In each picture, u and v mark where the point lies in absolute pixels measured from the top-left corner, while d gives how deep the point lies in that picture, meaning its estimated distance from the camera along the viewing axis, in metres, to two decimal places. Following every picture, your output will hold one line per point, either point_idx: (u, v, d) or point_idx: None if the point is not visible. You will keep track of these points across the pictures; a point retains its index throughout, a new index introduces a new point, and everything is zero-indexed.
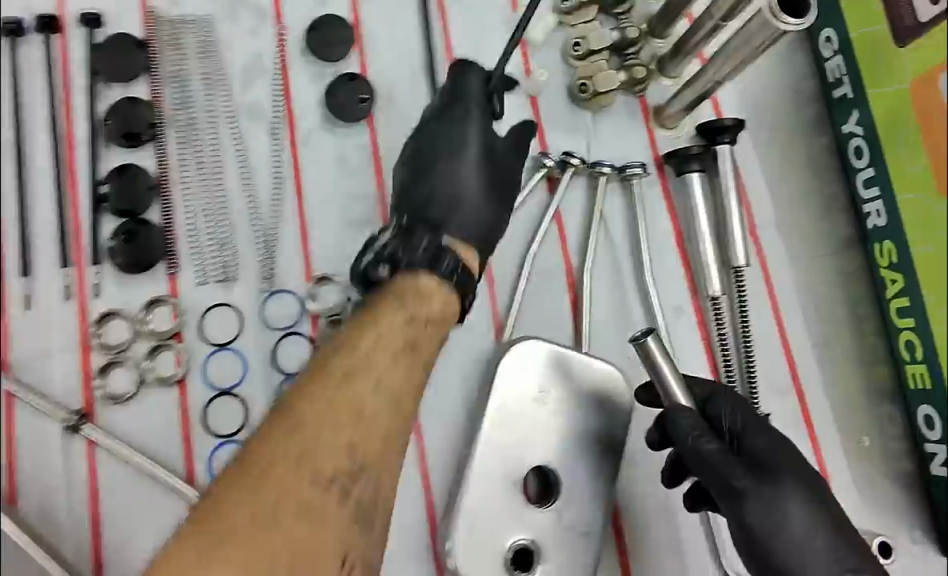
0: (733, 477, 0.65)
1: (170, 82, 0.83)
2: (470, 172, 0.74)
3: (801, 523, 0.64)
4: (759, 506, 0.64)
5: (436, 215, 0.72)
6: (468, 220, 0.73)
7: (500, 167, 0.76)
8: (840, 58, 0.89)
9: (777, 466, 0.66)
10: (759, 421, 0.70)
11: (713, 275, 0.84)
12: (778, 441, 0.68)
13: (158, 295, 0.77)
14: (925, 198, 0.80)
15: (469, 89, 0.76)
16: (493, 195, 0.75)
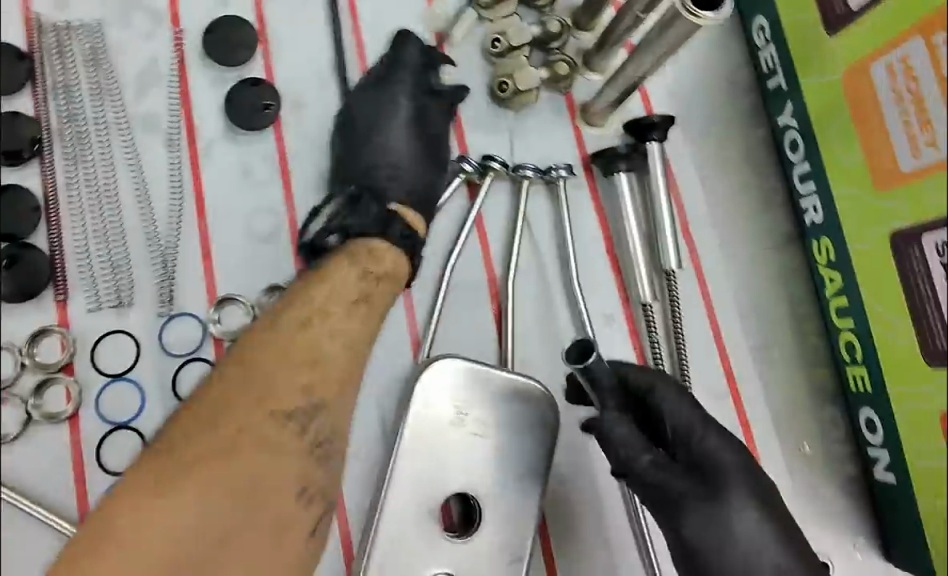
0: (672, 489, 0.60)
1: (56, 92, 0.77)
2: (414, 139, 0.77)
3: (747, 536, 0.59)
4: (700, 518, 0.60)
5: (373, 180, 0.75)
6: (412, 182, 0.76)
7: (437, 133, 0.79)
8: (772, 48, 0.86)
9: (722, 474, 0.61)
10: (704, 417, 0.63)
11: (643, 282, 0.80)
12: (725, 441, 0.63)
13: (44, 325, 0.72)
14: (860, 191, 0.76)
15: (406, 63, 0.78)
16: (433, 165, 0.78)
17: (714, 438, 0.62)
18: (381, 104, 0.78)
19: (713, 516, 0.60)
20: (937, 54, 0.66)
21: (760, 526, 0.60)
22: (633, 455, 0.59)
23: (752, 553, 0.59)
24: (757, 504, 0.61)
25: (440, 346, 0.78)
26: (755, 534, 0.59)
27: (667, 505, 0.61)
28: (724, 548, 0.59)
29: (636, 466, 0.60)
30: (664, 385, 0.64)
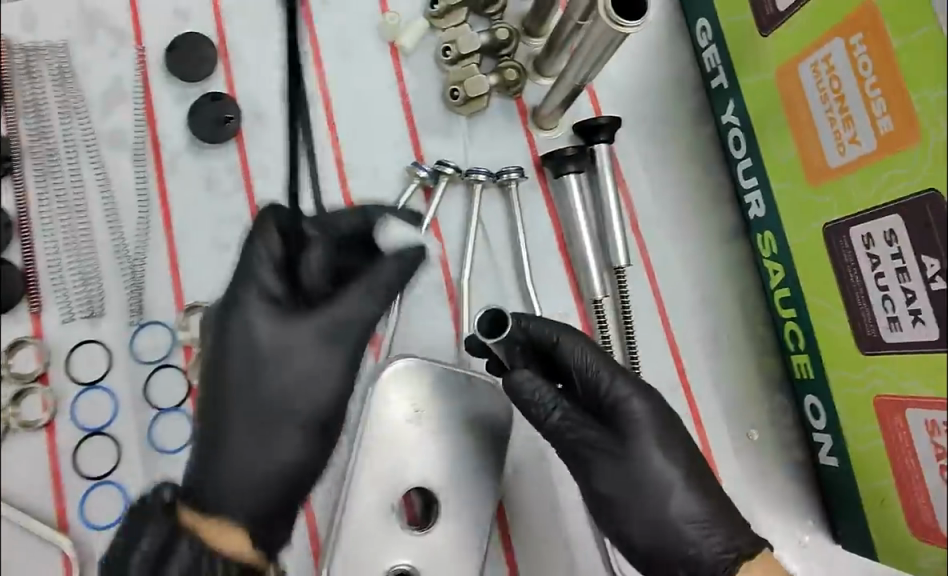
0: (584, 446, 0.68)
1: (26, 111, 0.81)
2: (261, 397, 0.66)
3: (655, 482, 0.67)
4: (611, 468, 0.67)
5: (263, 376, 0.66)
6: (270, 462, 0.65)
7: (312, 365, 0.67)
8: (714, 48, 0.90)
9: (630, 421, 0.68)
10: (611, 365, 0.69)
11: (594, 279, 0.84)
12: (633, 388, 0.69)
13: (20, 337, 0.75)
14: (793, 187, 0.80)
15: (254, 259, 0.67)
16: (305, 373, 0.67)
17: (624, 386, 0.69)
18: (231, 338, 0.66)
19: (623, 466, 0.67)
20: (855, 54, 0.70)
21: (667, 470, 0.67)
22: (543, 411, 0.68)
23: (659, 497, 0.66)
24: (664, 447, 0.68)
25: (400, 347, 0.82)
26: (662, 478, 0.67)
27: (582, 457, 0.69)
28: (634, 495, 0.67)
29: (546, 421, 0.69)
30: (569, 336, 0.69)
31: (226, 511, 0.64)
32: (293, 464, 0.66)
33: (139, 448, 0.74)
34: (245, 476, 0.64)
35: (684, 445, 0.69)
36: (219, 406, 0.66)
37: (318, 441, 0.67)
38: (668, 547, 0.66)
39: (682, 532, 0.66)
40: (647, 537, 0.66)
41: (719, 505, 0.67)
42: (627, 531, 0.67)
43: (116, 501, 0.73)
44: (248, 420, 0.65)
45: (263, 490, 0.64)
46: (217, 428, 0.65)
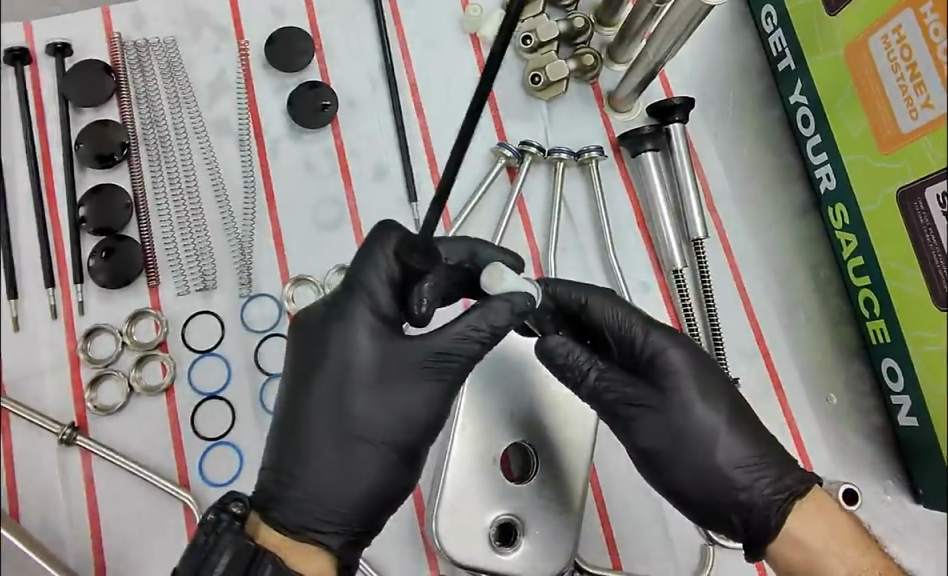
0: (621, 405, 0.69)
1: (139, 102, 0.87)
2: (350, 418, 0.63)
3: (698, 427, 0.67)
4: (654, 421, 0.68)
5: (351, 400, 0.64)
6: (354, 482, 0.63)
7: (405, 394, 0.64)
8: (780, 32, 0.93)
9: (669, 372, 0.69)
10: (642, 319, 0.70)
11: (673, 249, 0.87)
12: (667, 338, 0.70)
13: (140, 308, 0.81)
14: (867, 157, 0.82)
15: (370, 272, 0.64)
16: (398, 403, 0.64)
17: (657, 337, 0.69)
18: (327, 352, 0.65)
19: (666, 418, 0.68)
20: (925, 23, 0.74)
21: (710, 415, 0.67)
22: (579, 372, 0.69)
23: (705, 443, 0.67)
24: (705, 393, 0.68)
25: None
26: (706, 423, 0.67)
27: (623, 416, 0.69)
28: (679, 444, 0.67)
29: (584, 381, 0.69)
30: (596, 297, 0.71)
31: (307, 523, 0.62)
32: (376, 493, 0.64)
33: (252, 411, 0.79)
34: (326, 488, 0.62)
35: (728, 387, 0.69)
36: (305, 414, 0.64)
37: (400, 471, 0.64)
38: (718, 492, 0.67)
39: (729, 477, 0.66)
40: (697, 485, 0.67)
41: (765, 445, 0.68)
42: (676, 483, 0.68)
43: (232, 462, 0.77)
44: (332, 438, 0.63)
45: (340, 505, 0.63)
46: (302, 436, 0.64)
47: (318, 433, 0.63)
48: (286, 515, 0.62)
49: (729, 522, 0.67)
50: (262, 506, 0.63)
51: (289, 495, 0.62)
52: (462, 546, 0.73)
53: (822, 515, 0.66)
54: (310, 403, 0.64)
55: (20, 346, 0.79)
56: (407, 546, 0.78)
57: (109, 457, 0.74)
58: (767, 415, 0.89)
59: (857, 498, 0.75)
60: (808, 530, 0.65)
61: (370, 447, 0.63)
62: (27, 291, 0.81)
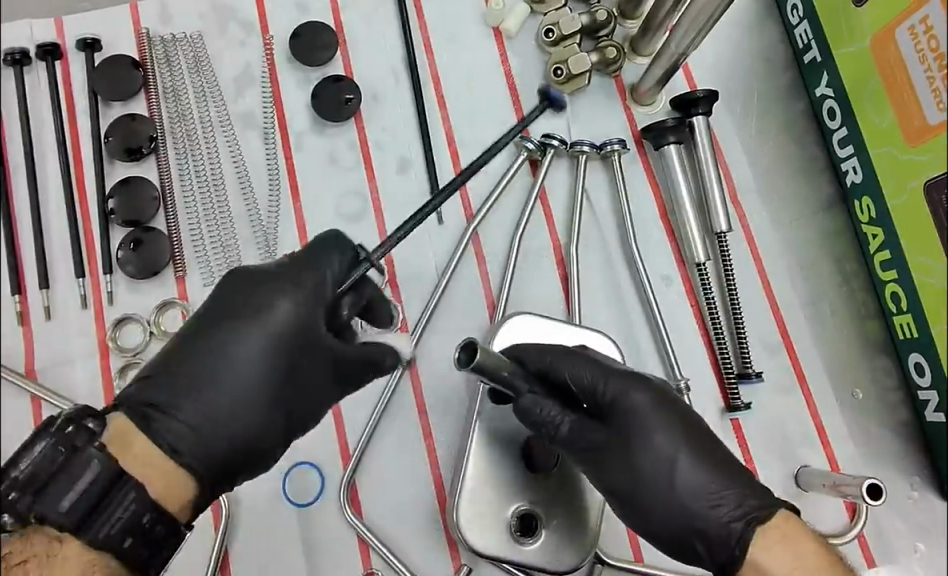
0: (588, 452, 0.67)
1: (166, 96, 0.88)
2: (242, 369, 0.60)
3: (657, 462, 0.65)
4: (616, 461, 0.66)
5: (255, 351, 0.60)
6: (231, 432, 0.60)
7: (304, 363, 0.62)
8: (806, 24, 0.92)
9: (629, 414, 0.66)
10: (601, 367, 0.68)
11: (696, 242, 0.87)
12: (627, 380, 0.67)
13: (167, 298, 0.83)
14: (894, 150, 0.81)
15: (328, 268, 0.62)
16: (292, 372, 0.61)
17: (618, 381, 0.67)
18: (243, 299, 0.61)
19: (627, 458, 0.65)
20: None
21: (670, 449, 0.65)
22: (553, 426, 0.68)
23: (664, 474, 0.65)
24: (666, 429, 0.65)
25: (511, 307, 0.86)
26: (663, 456, 0.65)
27: (593, 461, 0.67)
28: (640, 481, 0.65)
29: (558, 434, 0.68)
30: (561, 357, 0.69)
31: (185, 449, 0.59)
32: (249, 455, 0.62)
33: None
34: (201, 431, 0.59)
35: (686, 418, 0.66)
36: (212, 347, 0.61)
37: (279, 434, 0.63)
38: (679, 524, 0.64)
39: (689, 509, 0.64)
40: (662, 519, 0.65)
41: (729, 475, 0.65)
42: (646, 520, 0.65)
43: None
44: (230, 384, 0.60)
45: (207, 447, 0.60)
46: (187, 370, 0.60)
47: (206, 373, 0.60)
48: (166, 434, 0.59)
49: (695, 550, 0.66)
50: (140, 417, 0.59)
51: (167, 425, 0.59)
52: (483, 537, 0.73)
53: (789, 544, 0.63)
54: (207, 344, 0.61)
55: (52, 335, 0.81)
56: (426, 536, 0.79)
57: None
58: (790, 409, 0.88)
59: (881, 495, 0.73)
60: (775, 560, 0.62)
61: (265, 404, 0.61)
62: (58, 281, 0.83)
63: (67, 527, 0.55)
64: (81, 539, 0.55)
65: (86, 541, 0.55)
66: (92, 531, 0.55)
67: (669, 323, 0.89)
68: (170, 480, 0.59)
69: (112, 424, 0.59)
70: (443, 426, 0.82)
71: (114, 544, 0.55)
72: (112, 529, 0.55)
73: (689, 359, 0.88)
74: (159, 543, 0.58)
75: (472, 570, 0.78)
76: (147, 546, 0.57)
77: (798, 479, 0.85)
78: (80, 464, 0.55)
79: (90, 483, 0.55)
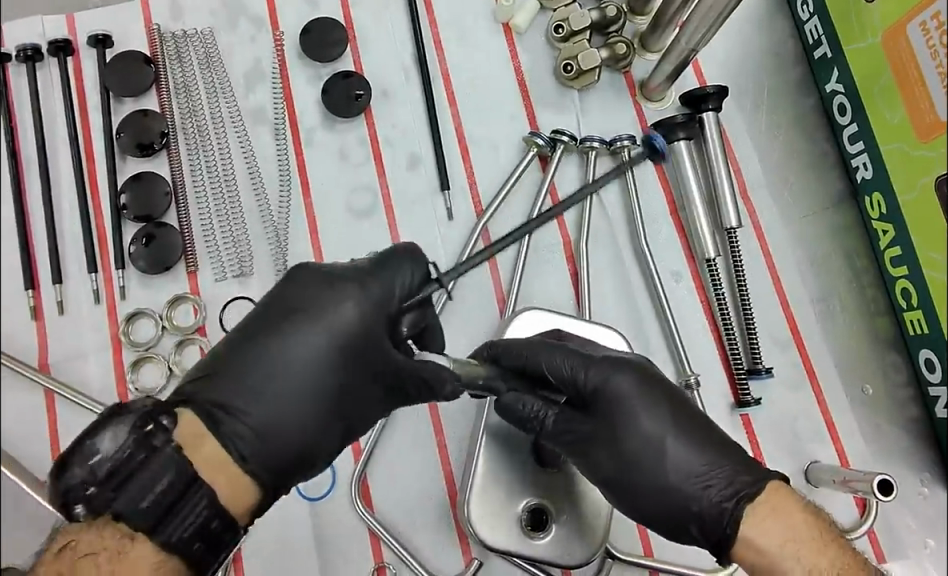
0: (576, 444, 0.68)
1: (177, 92, 0.88)
2: (304, 375, 0.60)
3: (647, 446, 0.65)
4: (604, 449, 0.66)
5: (319, 357, 0.60)
6: (290, 437, 0.60)
7: (368, 373, 0.61)
8: (817, 20, 0.92)
9: (614, 401, 0.66)
10: (580, 355, 0.68)
11: (706, 238, 0.87)
12: (609, 366, 0.67)
13: (179, 293, 0.83)
14: (905, 146, 0.80)
15: (397, 279, 0.62)
16: (352, 381, 0.61)
17: (598, 370, 0.67)
18: (304, 301, 0.61)
19: (615, 443, 0.65)
20: None
21: (657, 432, 0.65)
22: (537, 420, 0.69)
23: (654, 458, 0.64)
24: (654, 413, 0.65)
25: (521, 302, 0.86)
26: (651, 439, 0.64)
27: (580, 451, 0.68)
28: (631, 466, 0.65)
29: (544, 428, 0.69)
30: (536, 350, 0.68)
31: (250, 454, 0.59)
32: (305, 461, 0.62)
33: None
34: (266, 435, 0.60)
35: (671, 399, 0.66)
36: (274, 352, 0.60)
37: (336, 442, 0.62)
38: (675, 507, 0.64)
39: (679, 487, 0.64)
40: (654, 502, 0.65)
41: (718, 454, 0.64)
42: (638, 505, 0.65)
43: None
44: (293, 389, 0.60)
45: (266, 452, 0.60)
46: (250, 373, 0.60)
47: (265, 377, 0.60)
48: (234, 438, 0.59)
49: (690, 532, 0.65)
50: (208, 417, 0.59)
51: (233, 427, 0.59)
52: (493, 530, 0.73)
53: (779, 516, 0.62)
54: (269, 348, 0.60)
55: (65, 330, 0.82)
56: (438, 530, 0.79)
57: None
58: (801, 405, 0.88)
59: (892, 490, 0.73)
60: (764, 532, 0.62)
61: (323, 411, 0.61)
62: (71, 276, 0.83)
63: (143, 525, 0.54)
64: (154, 539, 0.55)
65: (159, 541, 0.55)
66: (165, 531, 0.55)
67: (679, 318, 0.89)
68: (238, 484, 0.59)
69: (180, 422, 0.58)
70: (454, 422, 0.82)
71: (183, 547, 0.55)
72: (186, 531, 0.55)
73: (699, 355, 0.88)
74: (222, 547, 0.57)
75: (483, 564, 0.78)
76: (213, 550, 0.57)
77: (808, 474, 0.85)
78: (159, 465, 0.55)
79: (169, 484, 0.55)
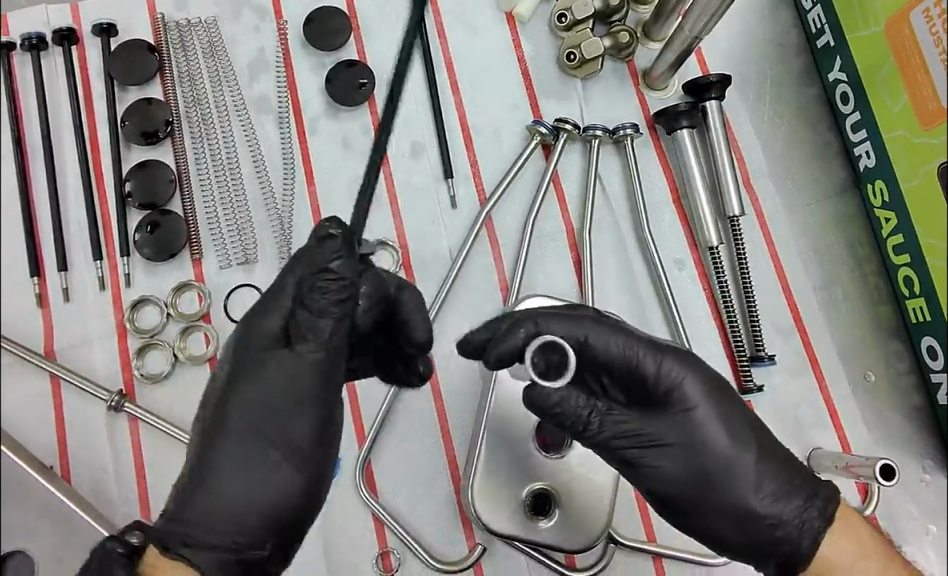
0: (631, 450, 0.65)
1: (181, 81, 0.89)
2: (245, 420, 0.60)
3: (722, 464, 0.63)
4: (674, 460, 0.64)
5: (256, 397, 0.60)
6: (239, 487, 0.59)
7: (303, 398, 0.60)
8: (820, 9, 0.93)
9: (686, 409, 0.63)
10: (652, 347, 0.63)
11: (709, 226, 0.87)
12: (681, 367, 0.64)
13: (184, 281, 0.84)
14: (907, 133, 0.81)
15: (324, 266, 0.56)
16: (283, 408, 0.60)
17: (671, 368, 0.63)
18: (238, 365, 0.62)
19: (689, 454, 0.64)
20: None
21: (734, 449, 0.63)
22: (582, 421, 0.64)
23: (731, 479, 0.63)
24: (728, 426, 0.64)
25: (525, 290, 0.87)
26: (726, 458, 0.63)
27: (637, 461, 0.65)
28: (708, 486, 0.63)
29: (591, 430, 0.64)
30: (599, 333, 0.63)
31: (191, 535, 0.57)
32: (271, 514, 0.59)
33: None
34: (215, 505, 0.58)
35: (746, 415, 0.65)
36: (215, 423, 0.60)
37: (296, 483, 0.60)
38: (755, 533, 0.63)
39: (757, 508, 0.63)
40: (727, 522, 0.64)
41: (792, 471, 0.64)
42: (708, 524, 0.64)
43: None
44: (235, 448, 0.59)
45: (216, 523, 0.58)
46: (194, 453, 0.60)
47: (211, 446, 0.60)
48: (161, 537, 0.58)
49: (764, 554, 0.64)
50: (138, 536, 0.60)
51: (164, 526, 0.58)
52: (497, 518, 0.74)
53: (852, 537, 0.64)
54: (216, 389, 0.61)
55: (70, 317, 0.82)
56: (442, 516, 0.79)
57: (163, 428, 0.76)
58: (803, 393, 0.88)
59: (894, 474, 0.72)
60: (838, 550, 0.63)
61: (265, 450, 0.59)
62: (76, 263, 0.84)
63: None
64: None
65: None
66: None
67: (683, 306, 0.89)
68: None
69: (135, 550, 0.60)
70: (456, 409, 0.82)
71: None
72: None
73: (702, 343, 0.88)
74: None
75: (487, 550, 0.78)
76: None
77: (810, 461, 0.85)
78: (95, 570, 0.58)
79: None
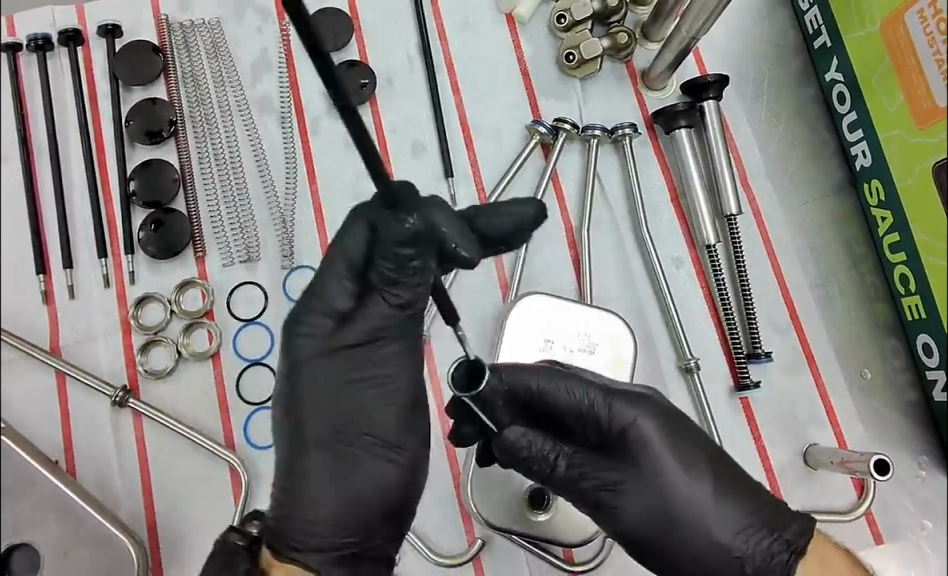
0: (596, 493, 0.64)
1: (185, 81, 0.90)
2: (330, 424, 0.60)
3: (685, 503, 0.61)
4: (636, 501, 0.62)
5: (338, 399, 0.60)
6: (338, 489, 0.59)
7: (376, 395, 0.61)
8: (817, 10, 0.94)
9: (639, 447, 0.62)
10: (603, 391, 0.64)
11: (707, 224, 0.88)
12: (631, 406, 0.63)
13: (187, 278, 0.85)
14: (902, 132, 0.81)
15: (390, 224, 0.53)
16: (362, 405, 0.61)
17: (621, 408, 0.63)
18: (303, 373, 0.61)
19: (647, 492, 0.61)
20: None
21: (694, 486, 0.61)
22: (547, 464, 0.64)
23: (692, 517, 0.60)
24: (685, 461, 0.62)
25: (525, 286, 0.88)
26: (685, 496, 0.61)
27: (604, 503, 0.64)
28: (671, 526, 0.61)
29: (554, 473, 0.64)
30: (548, 380, 0.64)
31: (307, 537, 0.58)
32: (375, 506, 0.60)
33: None
34: (324, 507, 0.58)
35: (699, 446, 0.63)
36: (301, 430, 0.60)
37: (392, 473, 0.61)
38: (723, 572, 0.61)
39: (723, 545, 0.60)
40: (695, 562, 0.61)
41: (758, 501, 0.62)
42: (676, 564, 0.61)
43: None
44: (329, 450, 0.60)
45: (324, 524, 0.58)
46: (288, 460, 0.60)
47: (304, 453, 0.60)
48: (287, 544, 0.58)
49: None
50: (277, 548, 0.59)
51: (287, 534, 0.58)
52: (492, 510, 0.77)
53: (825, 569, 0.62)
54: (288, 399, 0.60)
55: (75, 313, 0.83)
56: (442, 511, 0.80)
57: (206, 445, 0.77)
58: (800, 390, 0.89)
59: (888, 469, 0.74)
60: None
61: (354, 449, 0.60)
62: (81, 261, 0.85)
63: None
64: None
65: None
66: None
67: (680, 304, 0.90)
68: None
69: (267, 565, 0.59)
70: None
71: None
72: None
73: (699, 339, 0.89)
74: None
75: (486, 544, 0.79)
76: None
77: (807, 457, 0.86)
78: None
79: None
